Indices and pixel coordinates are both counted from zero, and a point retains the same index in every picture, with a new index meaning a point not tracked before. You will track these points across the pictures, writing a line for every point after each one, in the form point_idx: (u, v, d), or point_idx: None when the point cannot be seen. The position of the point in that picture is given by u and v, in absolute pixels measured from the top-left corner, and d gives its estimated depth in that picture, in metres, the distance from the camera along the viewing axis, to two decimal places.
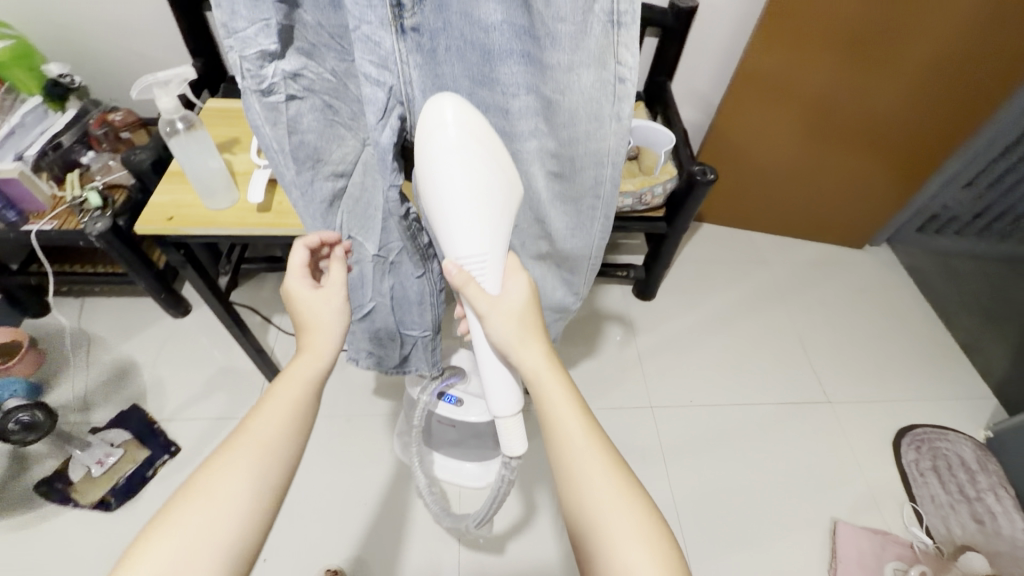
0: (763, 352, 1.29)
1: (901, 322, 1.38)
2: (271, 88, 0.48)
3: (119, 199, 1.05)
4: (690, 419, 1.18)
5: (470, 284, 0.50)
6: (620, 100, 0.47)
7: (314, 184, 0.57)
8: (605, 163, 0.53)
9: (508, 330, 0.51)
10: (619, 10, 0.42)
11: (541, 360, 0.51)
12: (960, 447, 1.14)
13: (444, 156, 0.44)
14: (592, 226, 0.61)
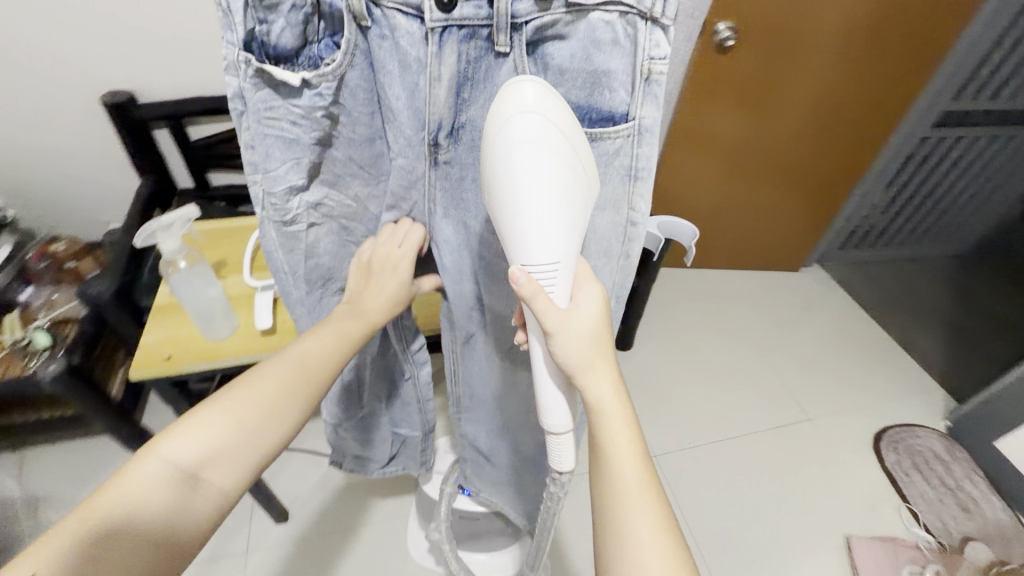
0: (740, 382, 1.36)
1: (852, 330, 1.50)
2: (293, 221, 0.49)
3: (70, 333, 0.97)
4: (693, 461, 1.20)
5: (540, 298, 0.40)
6: (631, 241, 0.46)
7: (323, 300, 0.57)
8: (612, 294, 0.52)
9: (576, 352, 0.42)
10: (638, 163, 0.41)
11: (608, 387, 0.44)
12: (929, 441, 1.24)
13: (524, 155, 0.34)
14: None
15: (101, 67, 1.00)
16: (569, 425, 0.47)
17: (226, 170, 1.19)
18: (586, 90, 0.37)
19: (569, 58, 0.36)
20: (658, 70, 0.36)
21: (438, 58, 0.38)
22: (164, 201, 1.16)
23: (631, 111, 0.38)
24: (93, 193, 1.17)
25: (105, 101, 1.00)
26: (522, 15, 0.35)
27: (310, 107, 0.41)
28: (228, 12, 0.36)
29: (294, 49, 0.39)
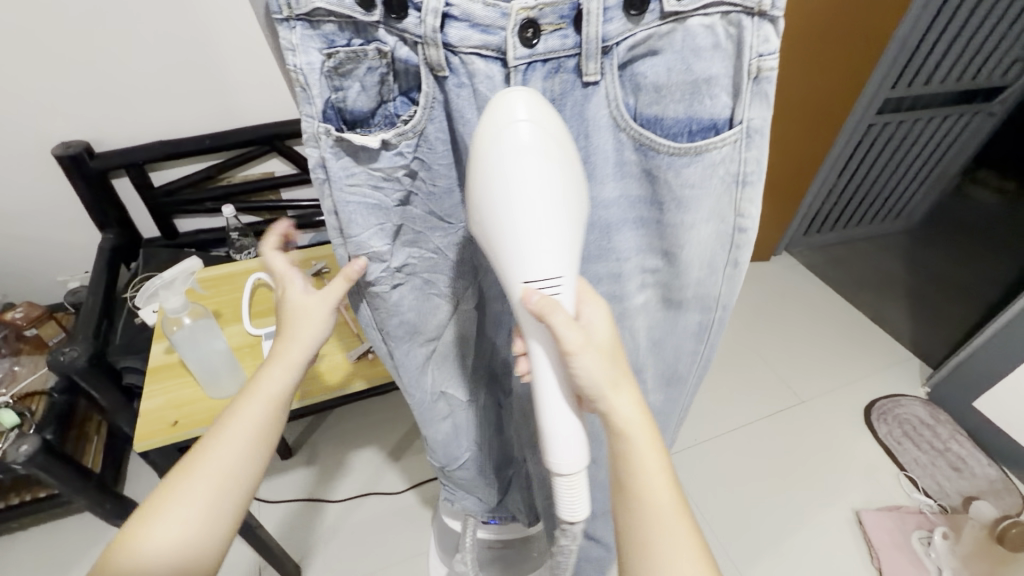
0: (735, 371, 1.39)
1: (828, 309, 1.56)
2: (377, 281, 0.45)
3: (39, 408, 0.90)
4: (700, 457, 1.22)
5: (557, 315, 0.37)
6: (738, 250, 0.44)
7: (411, 354, 0.52)
8: (714, 309, 0.49)
9: (597, 373, 0.39)
10: (744, 169, 0.40)
11: (634, 409, 0.41)
12: (914, 408, 1.29)
13: (511, 157, 0.33)
14: (688, 371, 0.55)
15: (57, 118, 0.95)
16: (581, 463, 0.43)
17: (193, 216, 1.12)
18: (686, 103, 0.37)
19: (665, 72, 0.36)
20: (769, 68, 0.35)
21: None
22: (130, 254, 1.09)
23: (738, 116, 0.37)
24: (51, 252, 1.09)
25: (56, 155, 0.94)
26: (613, 36, 0.35)
27: (392, 166, 0.39)
28: (306, 87, 0.34)
29: (370, 110, 0.36)
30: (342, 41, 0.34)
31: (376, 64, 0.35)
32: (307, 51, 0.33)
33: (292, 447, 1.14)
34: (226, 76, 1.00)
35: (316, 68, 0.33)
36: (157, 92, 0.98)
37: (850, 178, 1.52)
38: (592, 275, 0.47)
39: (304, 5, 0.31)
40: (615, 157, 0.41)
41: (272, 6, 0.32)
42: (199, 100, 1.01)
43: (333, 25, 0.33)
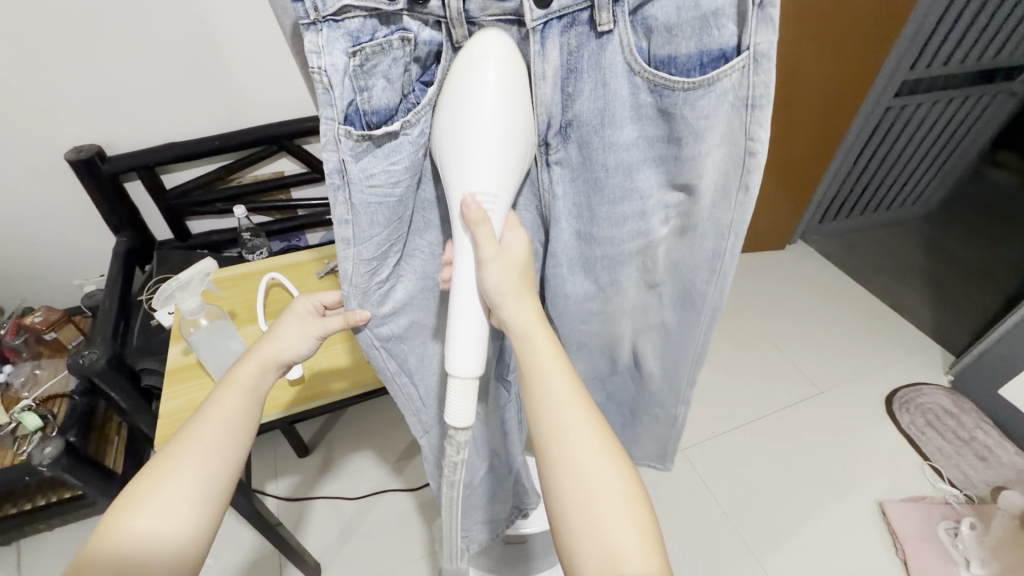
0: (752, 361, 1.37)
1: (841, 296, 1.53)
2: (386, 278, 0.44)
3: (60, 411, 0.91)
4: (719, 448, 1.20)
5: (486, 227, 0.36)
6: (751, 175, 0.36)
7: (425, 359, 0.51)
8: (727, 236, 0.40)
9: (504, 284, 0.39)
10: (753, 93, 0.33)
11: (533, 316, 0.41)
12: (936, 396, 1.26)
13: (476, 89, 0.33)
14: (704, 298, 0.45)
15: (67, 122, 0.95)
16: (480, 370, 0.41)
17: (204, 216, 1.13)
18: (696, 37, 0.33)
19: (675, 12, 0.32)
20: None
21: (540, 59, 0.34)
22: (144, 256, 1.10)
23: (743, 42, 0.32)
24: (67, 256, 1.10)
25: (69, 159, 0.94)
26: None
27: (415, 149, 0.37)
28: (328, 88, 0.32)
29: (394, 105, 0.35)
30: (366, 37, 0.31)
31: (401, 54, 0.33)
32: (332, 52, 0.31)
33: (308, 444, 1.15)
34: (233, 76, 0.99)
35: (342, 70, 0.31)
36: (165, 93, 0.98)
37: (871, 155, 1.47)
38: (616, 217, 0.42)
39: (331, 6, 0.29)
40: (630, 102, 0.37)
41: (299, 12, 0.30)
42: (208, 100, 1.01)
43: (359, 19, 0.31)
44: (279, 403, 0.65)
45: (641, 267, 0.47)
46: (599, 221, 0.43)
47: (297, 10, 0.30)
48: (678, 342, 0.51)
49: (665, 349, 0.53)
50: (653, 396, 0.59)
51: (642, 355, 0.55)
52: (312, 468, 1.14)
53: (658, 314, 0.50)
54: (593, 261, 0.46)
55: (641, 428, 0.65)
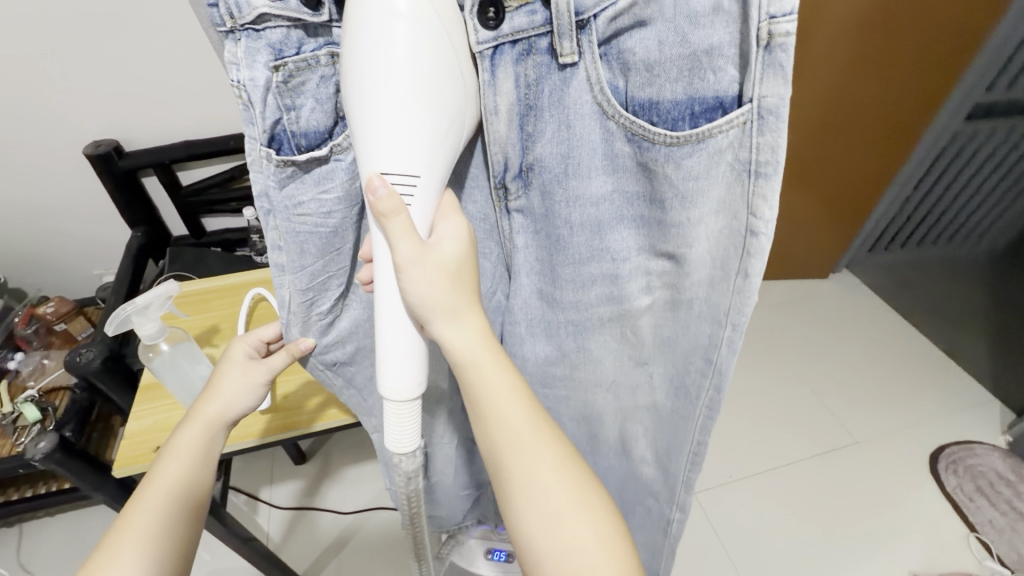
0: (784, 400, 1.26)
1: (886, 336, 1.39)
2: (332, 310, 0.39)
3: (62, 405, 0.91)
4: (737, 495, 1.10)
5: (401, 220, 0.29)
6: (751, 257, 0.32)
7: (374, 380, 0.46)
8: (722, 324, 0.36)
9: (429, 293, 0.32)
10: (758, 157, 0.29)
11: (474, 337, 0.34)
12: (991, 460, 1.12)
13: (377, 23, 0.25)
14: (697, 392, 0.41)
15: (89, 117, 0.96)
16: (416, 392, 0.35)
17: (218, 215, 1.12)
18: (685, 81, 0.28)
19: (656, 47, 0.28)
20: (785, 30, 0.25)
21: (492, 91, 0.29)
22: (158, 251, 1.10)
23: (746, 92, 0.27)
24: (86, 246, 1.12)
25: (88, 153, 0.95)
26: (589, 8, 0.27)
27: (350, 178, 0.31)
28: (248, 104, 0.27)
29: (327, 128, 0.29)
30: (291, 50, 0.26)
31: (331, 72, 0.27)
32: (251, 66, 0.26)
33: (305, 452, 1.12)
34: None
35: (262, 86, 0.26)
36: (184, 90, 0.97)
37: (934, 181, 1.32)
38: (582, 279, 0.38)
39: (248, 13, 0.25)
40: (602, 148, 0.32)
41: (214, 19, 0.25)
42: (223, 96, 0.99)
43: (282, 28, 0.26)
44: (250, 432, 0.61)
45: (619, 338, 0.43)
46: (562, 282, 0.38)
47: (213, 17, 0.25)
48: (672, 429, 0.47)
49: (659, 433, 0.49)
50: (644, 485, 0.56)
51: (633, 437, 0.52)
52: (308, 476, 1.11)
53: (648, 395, 0.47)
54: (555, 326, 0.42)
55: (631, 480, 0.57)
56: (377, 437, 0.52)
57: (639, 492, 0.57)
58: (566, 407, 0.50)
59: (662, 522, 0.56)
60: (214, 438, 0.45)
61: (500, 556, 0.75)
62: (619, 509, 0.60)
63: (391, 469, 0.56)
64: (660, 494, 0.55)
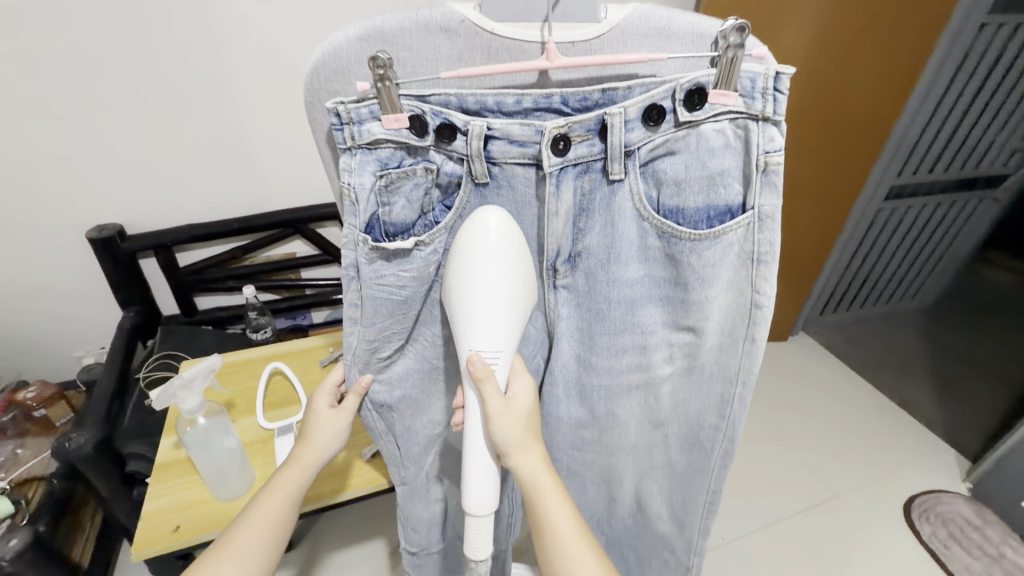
0: (767, 459, 1.30)
1: (850, 392, 1.48)
2: (389, 355, 0.44)
3: (35, 496, 0.87)
4: (732, 559, 1.11)
5: (491, 383, 0.39)
6: (756, 326, 0.42)
7: (412, 429, 0.50)
8: (734, 382, 0.45)
9: (511, 435, 0.40)
10: (758, 249, 0.39)
11: (541, 467, 0.42)
12: (957, 505, 1.19)
13: (480, 262, 0.37)
14: (712, 445, 0.49)
15: (93, 203, 0.97)
16: (492, 506, 0.41)
17: (214, 293, 1.13)
18: (704, 193, 0.39)
19: (683, 169, 0.39)
20: (776, 160, 0.37)
21: (555, 198, 0.38)
22: (148, 331, 1.09)
23: (749, 202, 0.38)
24: (72, 328, 1.10)
25: (90, 237, 0.96)
26: (635, 142, 0.37)
27: (425, 263, 0.40)
28: (355, 202, 0.36)
29: (412, 220, 0.38)
30: (394, 163, 0.36)
31: (421, 181, 0.37)
32: (361, 173, 0.35)
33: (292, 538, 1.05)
34: (265, 165, 1.03)
35: (369, 188, 0.35)
36: (193, 181, 1.00)
37: (869, 252, 1.49)
38: (616, 347, 0.46)
39: (366, 137, 0.34)
40: (638, 242, 0.42)
41: (337, 138, 0.34)
42: (230, 179, 1.03)
43: (390, 148, 0.35)
44: None
45: (643, 403, 0.50)
46: (598, 349, 0.46)
47: (337, 138, 0.35)
48: (685, 482, 0.53)
49: (673, 489, 0.55)
50: (660, 538, 0.60)
51: (648, 495, 0.57)
52: (292, 563, 1.03)
53: (663, 454, 0.53)
54: (590, 390, 0.49)
55: (645, 530, 0.61)
56: (404, 488, 0.54)
57: (657, 547, 0.61)
58: (590, 469, 0.56)
59: (681, 570, 0.60)
60: (304, 484, 0.50)
61: None
62: (639, 555, 0.64)
63: (411, 523, 0.57)
64: (676, 545, 0.59)
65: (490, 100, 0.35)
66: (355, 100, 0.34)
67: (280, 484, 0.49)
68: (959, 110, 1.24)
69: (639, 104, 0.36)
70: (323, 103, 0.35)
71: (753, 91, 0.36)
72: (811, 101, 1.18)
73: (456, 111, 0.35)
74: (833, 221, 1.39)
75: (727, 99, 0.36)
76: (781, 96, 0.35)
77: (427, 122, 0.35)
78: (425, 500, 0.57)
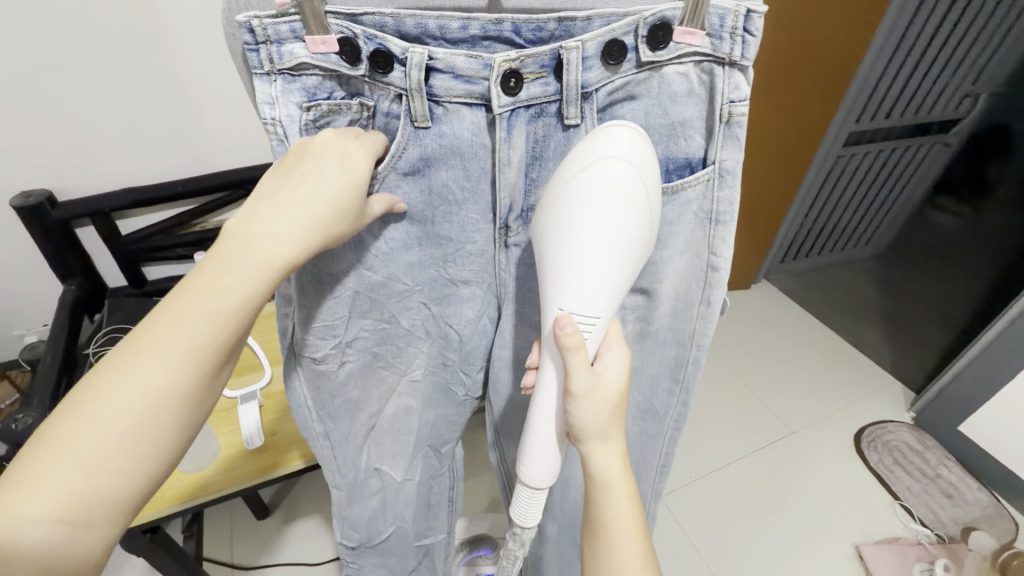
0: (731, 404, 1.36)
1: (806, 336, 1.55)
2: (324, 359, 0.48)
3: None
4: (697, 496, 1.17)
5: (576, 353, 0.38)
6: (712, 287, 0.46)
7: (349, 436, 0.56)
8: (688, 346, 0.51)
9: (590, 419, 0.42)
10: (717, 207, 0.43)
11: (613, 456, 0.45)
12: (902, 434, 1.27)
13: (591, 193, 0.36)
14: (665, 410, 0.57)
15: (10, 167, 0.86)
16: (549, 481, 0.44)
17: (162, 262, 1.06)
18: (664, 143, 0.41)
19: (643, 116, 0.40)
20: (739, 111, 0.39)
21: (507, 144, 0.39)
22: (93, 304, 1.03)
23: (710, 155, 0.41)
24: (7, 306, 1.01)
25: (15, 205, 0.86)
26: (594, 83, 0.38)
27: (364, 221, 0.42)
28: (283, 139, 0.36)
29: None
30: (322, 94, 0.37)
31: (356, 115, 0.38)
32: (286, 104, 0.36)
33: (268, 505, 1.04)
34: (205, 123, 0.94)
35: (297, 120, 0.36)
36: (123, 142, 0.91)
37: (819, 206, 1.53)
38: None
39: (287, 61, 0.34)
40: None
41: (253, 61, 0.34)
42: (168, 139, 0.93)
43: (316, 78, 0.36)
44: (239, 473, 0.66)
45: None
46: None
47: (253, 60, 0.34)
48: (641, 452, 0.61)
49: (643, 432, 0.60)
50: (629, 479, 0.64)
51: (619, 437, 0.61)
52: (270, 533, 1.02)
53: None
54: None
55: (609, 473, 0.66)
56: (340, 493, 0.60)
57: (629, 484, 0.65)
58: None
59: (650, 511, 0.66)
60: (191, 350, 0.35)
61: (485, 552, 0.92)
62: None
63: (349, 522, 0.65)
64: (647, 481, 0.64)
65: (432, 24, 0.35)
66: (272, 16, 0.33)
67: (169, 362, 0.34)
68: (915, 56, 1.24)
69: (598, 39, 0.36)
70: (234, 21, 0.34)
71: (721, 30, 0.37)
72: (768, 51, 1.17)
73: (393, 36, 0.35)
74: (789, 172, 1.40)
75: (693, 38, 0.36)
76: (749, 38, 0.36)
77: (358, 47, 0.35)
78: (364, 501, 0.64)
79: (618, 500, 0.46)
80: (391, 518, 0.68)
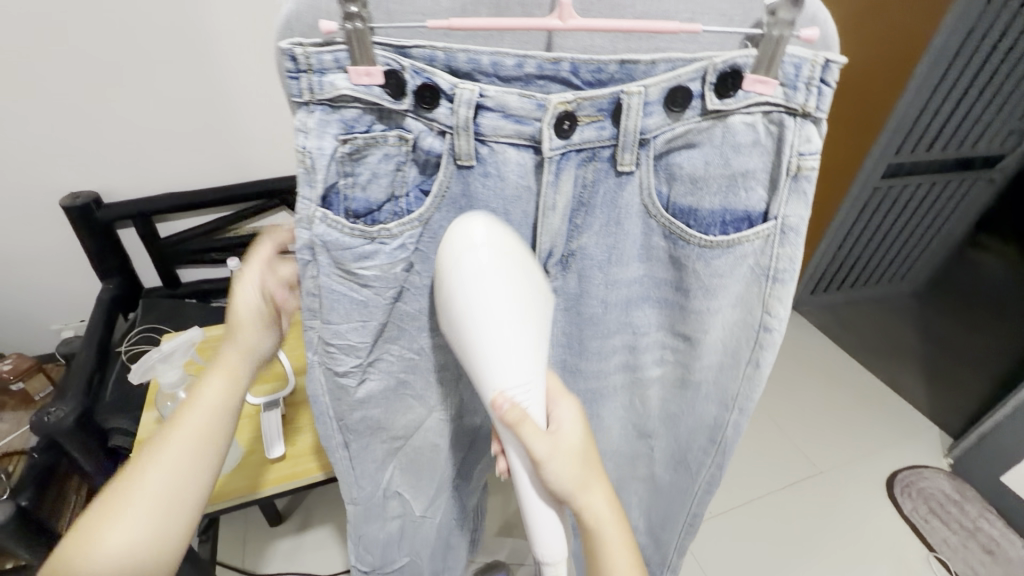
0: (756, 437, 1.31)
1: (837, 373, 1.49)
2: (345, 373, 0.47)
3: (16, 469, 0.88)
4: (716, 531, 1.13)
5: (525, 424, 0.37)
6: (762, 350, 0.46)
7: (369, 447, 0.55)
8: (731, 407, 0.50)
9: (567, 477, 0.40)
10: (776, 265, 0.42)
11: (604, 508, 0.43)
12: (938, 482, 1.20)
13: (474, 284, 0.36)
14: (699, 469, 0.57)
15: (64, 167, 0.91)
16: (565, 554, 0.44)
17: (197, 266, 1.09)
18: (721, 195, 0.41)
19: (702, 166, 0.40)
20: (809, 168, 0.38)
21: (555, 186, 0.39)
22: (130, 302, 1.05)
23: (772, 211, 0.40)
24: (48, 300, 1.05)
25: (63, 206, 0.90)
26: (652, 129, 0.38)
27: (390, 261, 0.41)
28: (311, 169, 0.36)
29: (378, 202, 0.40)
30: (361, 128, 0.37)
31: (393, 150, 0.38)
32: (321, 136, 0.36)
33: (282, 512, 1.04)
34: (247, 135, 0.97)
35: (327, 153, 0.36)
36: (169, 148, 0.94)
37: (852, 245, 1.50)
38: (606, 350, 0.50)
39: (328, 93, 0.35)
40: (643, 241, 0.44)
41: (293, 90, 0.35)
42: (211, 146, 0.97)
43: (355, 110, 0.36)
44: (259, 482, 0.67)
45: (629, 406, 0.56)
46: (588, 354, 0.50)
47: (292, 88, 0.35)
48: (668, 479, 0.61)
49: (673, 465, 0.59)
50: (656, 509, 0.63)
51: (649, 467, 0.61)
52: (283, 540, 1.02)
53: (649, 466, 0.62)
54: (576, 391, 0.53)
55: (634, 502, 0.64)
56: (356, 508, 0.59)
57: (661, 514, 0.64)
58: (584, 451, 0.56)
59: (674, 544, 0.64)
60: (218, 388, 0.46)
61: None
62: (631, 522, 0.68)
63: (365, 543, 0.63)
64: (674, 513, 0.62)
65: (485, 60, 0.35)
66: (318, 45, 0.33)
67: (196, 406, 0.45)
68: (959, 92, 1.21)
69: (661, 84, 0.36)
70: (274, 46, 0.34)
71: (796, 80, 0.36)
72: None
73: (442, 71, 0.35)
74: None
75: (765, 86, 0.36)
76: (826, 89, 0.36)
77: (405, 81, 0.35)
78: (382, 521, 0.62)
79: (618, 555, 0.44)
80: (404, 549, 0.68)
